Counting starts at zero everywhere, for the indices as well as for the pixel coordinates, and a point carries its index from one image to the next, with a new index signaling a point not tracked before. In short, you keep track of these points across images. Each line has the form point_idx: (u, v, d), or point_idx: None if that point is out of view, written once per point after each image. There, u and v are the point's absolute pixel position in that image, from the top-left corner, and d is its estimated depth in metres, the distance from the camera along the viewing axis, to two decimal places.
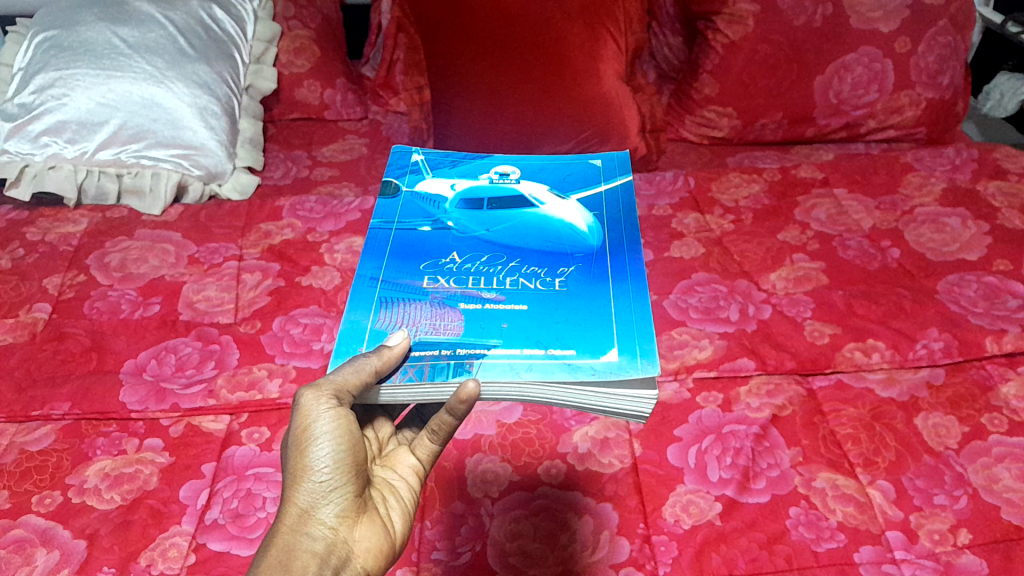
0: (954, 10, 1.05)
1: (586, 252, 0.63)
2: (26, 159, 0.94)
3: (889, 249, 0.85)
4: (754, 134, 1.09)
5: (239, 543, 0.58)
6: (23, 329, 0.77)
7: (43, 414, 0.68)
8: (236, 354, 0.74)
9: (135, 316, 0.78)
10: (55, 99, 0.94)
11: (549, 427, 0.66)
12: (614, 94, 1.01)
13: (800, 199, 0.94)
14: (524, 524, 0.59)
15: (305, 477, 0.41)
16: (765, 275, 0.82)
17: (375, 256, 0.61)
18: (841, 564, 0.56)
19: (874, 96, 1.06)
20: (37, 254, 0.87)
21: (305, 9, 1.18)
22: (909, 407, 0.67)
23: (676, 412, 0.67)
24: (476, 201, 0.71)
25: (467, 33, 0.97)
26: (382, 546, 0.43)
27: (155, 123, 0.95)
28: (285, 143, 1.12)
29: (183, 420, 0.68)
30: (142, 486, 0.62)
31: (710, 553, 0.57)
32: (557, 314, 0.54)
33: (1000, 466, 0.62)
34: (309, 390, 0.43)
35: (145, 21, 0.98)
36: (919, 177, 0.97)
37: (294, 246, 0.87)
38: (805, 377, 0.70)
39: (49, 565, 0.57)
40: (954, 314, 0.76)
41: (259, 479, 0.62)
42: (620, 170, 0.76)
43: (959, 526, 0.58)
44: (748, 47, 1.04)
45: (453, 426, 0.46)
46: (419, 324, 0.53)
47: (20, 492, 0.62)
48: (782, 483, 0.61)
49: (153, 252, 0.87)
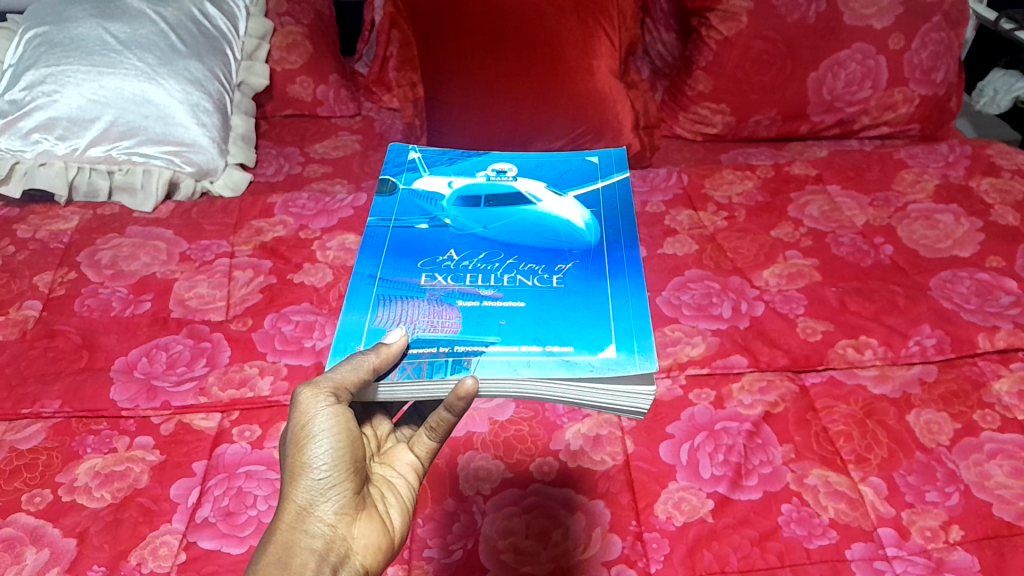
0: (948, 7, 1.05)
1: (583, 249, 0.63)
2: (16, 156, 0.93)
3: (882, 245, 0.85)
4: (748, 131, 1.09)
5: (229, 541, 0.58)
6: (13, 327, 0.76)
7: (33, 413, 0.67)
8: (228, 352, 0.73)
9: (126, 313, 0.78)
10: (46, 95, 0.93)
11: (542, 424, 0.66)
12: (608, 90, 1.01)
13: (793, 195, 0.94)
14: (516, 521, 0.58)
15: (304, 474, 0.41)
16: (758, 271, 0.82)
17: (372, 254, 0.61)
18: (833, 561, 0.56)
19: (868, 92, 1.06)
20: (28, 251, 0.86)
21: (298, 5, 1.17)
22: (901, 403, 0.67)
23: (668, 409, 0.67)
24: (473, 198, 0.70)
25: (460, 29, 0.97)
26: (381, 543, 0.43)
27: (146, 119, 0.95)
28: (278, 139, 1.12)
29: (174, 418, 0.67)
30: (132, 484, 0.62)
31: (702, 549, 0.57)
32: (555, 310, 0.54)
33: (992, 463, 0.62)
34: (307, 387, 0.43)
35: (136, 17, 0.98)
36: (913, 174, 0.97)
37: (286, 243, 0.87)
38: (798, 373, 0.70)
39: (38, 564, 0.56)
40: (947, 311, 0.76)
41: (250, 477, 0.62)
42: (617, 167, 0.76)
43: (951, 523, 0.58)
44: (742, 43, 1.03)
45: (452, 423, 0.46)
46: (416, 322, 0.52)
47: (10, 490, 0.61)
48: (774, 480, 0.61)
49: (145, 249, 0.86)
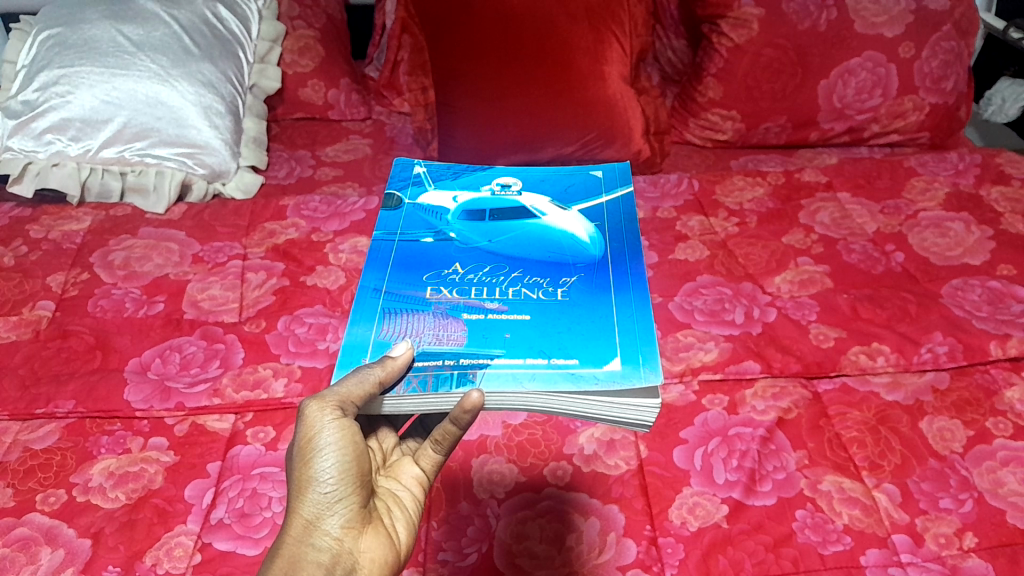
0: (958, 16, 1.06)
1: (588, 262, 0.63)
2: (29, 156, 0.94)
3: (893, 253, 0.86)
4: (758, 138, 1.10)
5: (244, 543, 0.58)
6: (26, 327, 0.77)
7: (47, 413, 0.68)
8: (242, 353, 0.74)
9: (140, 314, 0.78)
10: (59, 96, 0.94)
11: (555, 429, 0.66)
12: (620, 97, 1.02)
13: (804, 202, 0.94)
14: (530, 526, 0.59)
15: (311, 487, 0.41)
16: (769, 278, 0.83)
17: (378, 267, 0.62)
18: (847, 567, 0.56)
19: (877, 101, 1.06)
20: (41, 251, 0.87)
21: (310, 9, 1.18)
22: (913, 410, 0.67)
23: (681, 414, 0.67)
24: (478, 211, 0.71)
25: (472, 36, 0.97)
26: (387, 557, 0.42)
27: (159, 121, 0.95)
28: (289, 142, 1.12)
29: (189, 419, 0.68)
30: (147, 485, 0.62)
31: (716, 555, 0.57)
32: (560, 323, 0.54)
33: (1006, 470, 0.62)
34: (313, 401, 0.43)
35: (149, 20, 0.98)
36: (922, 182, 0.97)
37: (299, 246, 0.87)
38: (811, 380, 0.71)
39: (53, 565, 0.56)
40: (959, 318, 0.76)
41: (264, 478, 0.62)
42: (621, 180, 0.76)
43: (965, 530, 0.58)
44: (753, 50, 1.04)
45: (457, 435, 0.45)
46: (422, 335, 0.53)
47: (25, 490, 0.61)
48: (787, 486, 0.61)
49: (157, 251, 0.87)
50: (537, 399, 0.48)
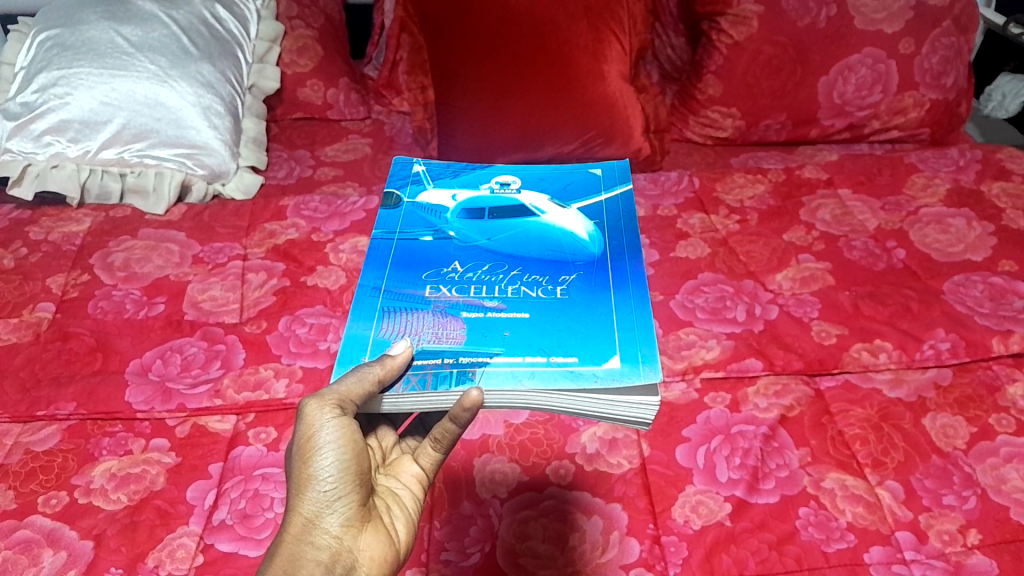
0: (958, 11, 1.05)
1: (587, 260, 0.63)
2: (28, 158, 0.94)
3: (894, 249, 0.85)
4: (758, 135, 1.09)
5: (247, 544, 0.57)
6: (27, 329, 0.77)
7: (48, 415, 0.68)
8: (242, 354, 0.73)
9: (140, 315, 0.78)
10: (58, 98, 0.93)
11: (557, 428, 0.66)
12: (619, 95, 1.01)
13: (805, 199, 0.94)
14: (533, 525, 0.58)
15: (310, 486, 0.41)
16: (771, 275, 0.82)
17: (377, 266, 0.62)
18: (852, 564, 0.56)
19: (878, 97, 1.06)
20: (41, 253, 0.86)
21: (308, 9, 1.17)
22: (916, 407, 0.67)
23: (683, 412, 0.67)
24: (478, 210, 0.71)
25: (470, 35, 0.97)
26: (387, 555, 0.42)
27: (158, 122, 0.95)
28: (288, 142, 1.12)
29: (189, 421, 0.67)
30: (149, 486, 0.62)
31: (720, 553, 0.57)
32: (560, 321, 0.54)
33: (1009, 467, 0.62)
34: (312, 399, 0.42)
35: (148, 20, 0.98)
36: (923, 179, 0.97)
37: (299, 246, 0.87)
38: (813, 377, 0.71)
39: (56, 566, 0.56)
40: (961, 315, 0.76)
41: (266, 479, 0.62)
42: (621, 179, 0.75)
43: (969, 526, 0.58)
44: (752, 47, 1.04)
45: (457, 434, 0.45)
46: (421, 333, 0.52)
47: (27, 493, 0.61)
48: (790, 484, 0.61)
49: (157, 252, 0.87)
50: (537, 398, 0.48)
